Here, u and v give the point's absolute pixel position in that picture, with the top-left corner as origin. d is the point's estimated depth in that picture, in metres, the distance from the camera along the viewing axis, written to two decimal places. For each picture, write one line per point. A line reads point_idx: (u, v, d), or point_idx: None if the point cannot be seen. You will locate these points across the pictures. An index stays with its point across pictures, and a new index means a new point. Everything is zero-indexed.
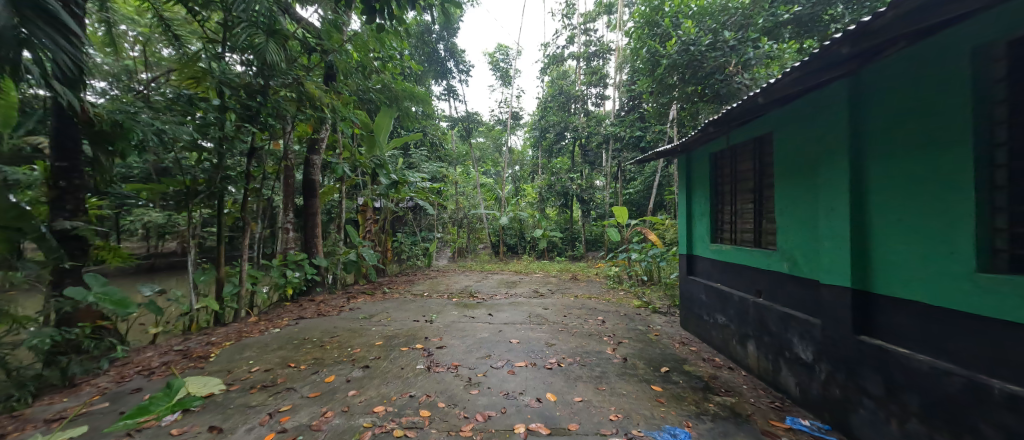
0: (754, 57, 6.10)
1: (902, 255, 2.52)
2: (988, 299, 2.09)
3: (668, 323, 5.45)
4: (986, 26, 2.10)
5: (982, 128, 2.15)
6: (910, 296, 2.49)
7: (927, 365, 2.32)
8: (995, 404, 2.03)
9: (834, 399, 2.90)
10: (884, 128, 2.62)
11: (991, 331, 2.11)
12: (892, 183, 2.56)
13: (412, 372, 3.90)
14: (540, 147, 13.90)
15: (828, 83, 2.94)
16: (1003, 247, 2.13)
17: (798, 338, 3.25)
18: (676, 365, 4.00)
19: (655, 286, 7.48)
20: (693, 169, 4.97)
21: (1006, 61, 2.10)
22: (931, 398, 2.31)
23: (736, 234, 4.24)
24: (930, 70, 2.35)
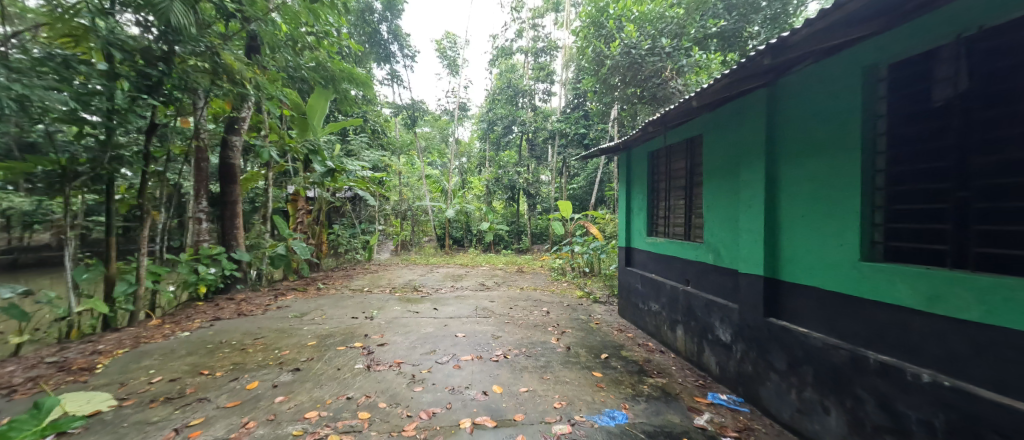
0: (687, 64, 6.61)
1: (807, 247, 2.89)
2: (868, 282, 2.47)
3: (608, 312, 5.75)
4: (873, 49, 2.46)
5: (870, 138, 2.51)
6: (811, 282, 2.86)
7: (821, 341, 2.71)
8: (870, 372, 2.43)
9: (747, 374, 3.29)
10: (795, 134, 2.98)
11: (868, 310, 2.49)
12: (801, 183, 2.93)
13: (350, 373, 3.67)
14: (489, 139, 13.88)
15: (752, 91, 3.27)
16: (879, 239, 2.51)
17: (718, 322, 3.62)
18: (615, 351, 4.24)
19: (596, 277, 7.87)
20: (632, 166, 5.29)
21: (888, 81, 2.46)
22: (823, 369, 2.69)
23: (669, 228, 4.58)
24: (832, 84, 2.70)
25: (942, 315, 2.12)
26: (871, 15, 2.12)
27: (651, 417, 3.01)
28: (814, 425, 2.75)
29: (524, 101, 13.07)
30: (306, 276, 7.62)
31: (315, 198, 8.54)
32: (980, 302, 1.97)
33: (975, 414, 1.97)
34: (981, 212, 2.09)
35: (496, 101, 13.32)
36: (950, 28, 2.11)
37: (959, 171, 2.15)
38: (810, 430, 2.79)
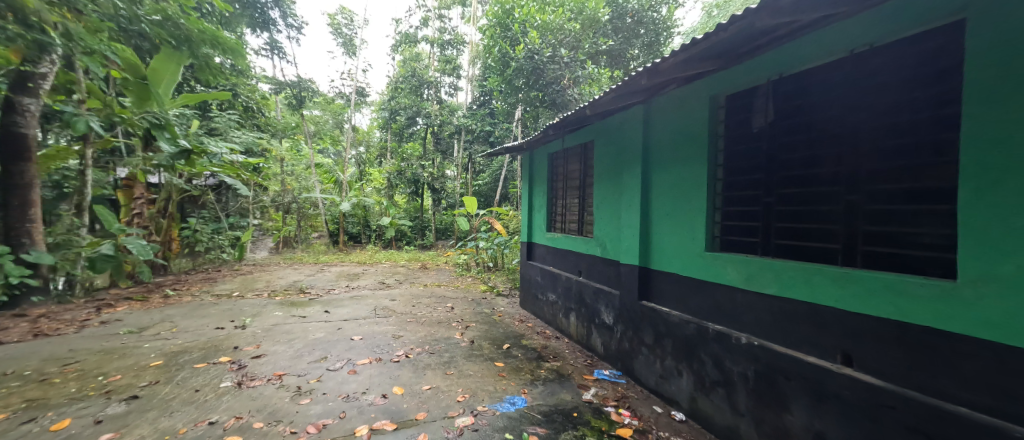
0: (582, 75, 7.28)
1: (668, 241, 3.28)
2: (708, 270, 2.87)
3: (510, 305, 6.01)
4: (717, 81, 2.84)
5: (713, 153, 2.90)
6: (670, 270, 3.25)
7: (675, 317, 3.11)
8: (705, 339, 2.81)
9: (625, 350, 3.69)
10: (663, 146, 3.35)
11: (709, 291, 2.88)
12: (665, 188, 3.30)
13: (212, 393, 3.08)
14: (389, 129, 12.84)
15: (634, 105, 3.60)
16: (719, 233, 2.91)
17: (603, 307, 4.03)
18: (516, 340, 4.47)
19: (500, 271, 8.16)
20: (534, 165, 5.63)
21: (725, 108, 2.85)
22: (677, 340, 3.08)
23: (565, 224, 4.99)
24: (688, 106, 3.08)
25: (755, 292, 2.54)
26: (714, 54, 2.48)
27: (547, 398, 3.20)
28: (671, 386, 3.11)
29: (429, 93, 12.41)
30: (148, 282, 6.17)
31: (162, 185, 6.98)
32: (778, 282, 2.39)
33: (770, 363, 2.37)
34: (780, 215, 2.52)
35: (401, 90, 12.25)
36: (767, 70, 2.52)
37: (767, 181, 2.59)
38: (670, 392, 3.15)
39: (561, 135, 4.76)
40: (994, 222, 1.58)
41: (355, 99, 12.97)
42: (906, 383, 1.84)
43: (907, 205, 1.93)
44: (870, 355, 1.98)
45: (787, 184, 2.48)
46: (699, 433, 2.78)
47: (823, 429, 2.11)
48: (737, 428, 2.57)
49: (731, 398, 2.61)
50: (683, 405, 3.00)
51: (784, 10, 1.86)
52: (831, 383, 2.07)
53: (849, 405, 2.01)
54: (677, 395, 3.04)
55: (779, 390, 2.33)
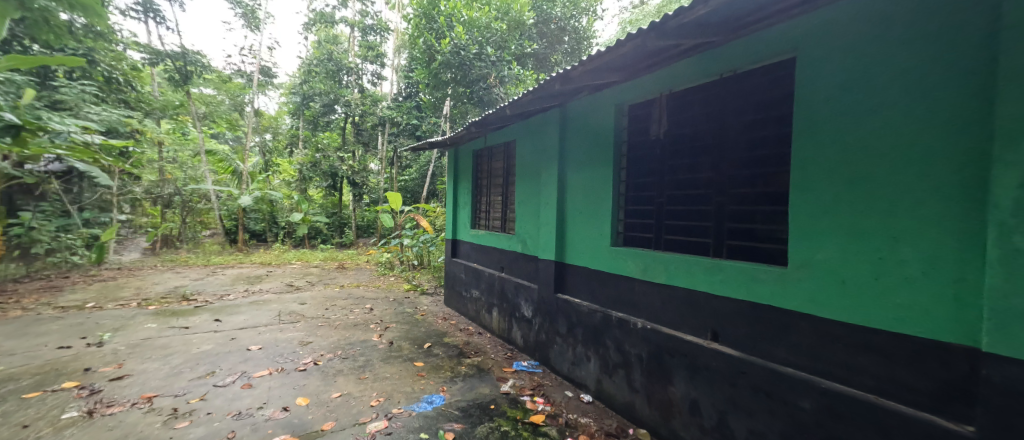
0: (507, 75, 7.37)
1: (577, 236, 3.38)
2: (611, 264, 3.00)
3: (434, 303, 5.91)
4: (621, 90, 2.97)
5: (617, 157, 3.01)
6: (580, 263, 3.35)
7: (585, 307, 3.24)
8: (609, 325, 2.96)
9: (542, 341, 3.78)
10: (574, 149, 3.44)
11: (613, 283, 3.01)
12: (576, 189, 3.39)
13: (49, 428, 2.50)
14: (301, 116, 11.77)
15: (551, 109, 3.67)
16: (621, 230, 3.03)
17: (523, 301, 4.10)
18: (438, 339, 4.41)
19: (425, 269, 8.00)
20: (459, 161, 5.63)
21: (629, 117, 2.99)
22: (586, 328, 3.21)
23: (489, 221, 5.04)
24: (597, 113, 3.18)
25: (649, 281, 2.69)
26: (617, 67, 2.60)
27: (466, 393, 3.20)
28: (581, 372, 3.26)
29: (348, 80, 11.61)
30: None
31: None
32: (667, 273, 2.55)
33: (659, 344, 2.56)
34: (670, 213, 2.72)
35: (317, 76, 11.30)
36: (662, 85, 2.66)
37: (660, 184, 2.77)
38: (581, 377, 3.31)
39: (485, 134, 4.78)
40: (816, 220, 1.84)
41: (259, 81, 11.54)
42: (755, 351, 2.07)
43: (768, 207, 2.17)
44: (732, 333, 2.19)
45: (675, 187, 2.69)
46: (603, 411, 2.95)
47: (696, 397, 2.31)
48: (634, 405, 2.75)
49: (629, 377, 2.78)
50: (591, 389, 3.16)
51: (671, 33, 2.01)
52: (702, 355, 2.28)
53: (715, 374, 2.22)
54: (586, 379, 3.20)
55: (665, 366, 2.51)
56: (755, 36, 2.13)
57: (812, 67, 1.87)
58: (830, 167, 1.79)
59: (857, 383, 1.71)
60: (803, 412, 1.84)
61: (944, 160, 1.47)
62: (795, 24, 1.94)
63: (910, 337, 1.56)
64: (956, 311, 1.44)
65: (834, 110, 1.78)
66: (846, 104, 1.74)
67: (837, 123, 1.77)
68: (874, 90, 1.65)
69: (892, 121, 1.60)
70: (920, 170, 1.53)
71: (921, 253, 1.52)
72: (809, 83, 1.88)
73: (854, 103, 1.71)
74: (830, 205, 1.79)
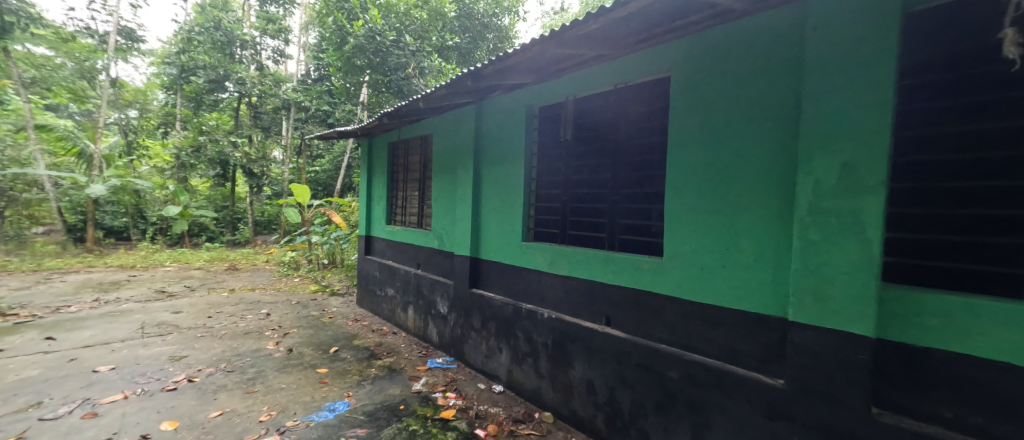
0: (427, 67, 7.17)
1: (490, 231, 3.36)
2: (521, 260, 3.01)
3: (344, 304, 5.53)
4: (531, 91, 2.95)
5: (528, 156, 3.00)
6: (494, 259, 3.32)
7: (496, 300, 3.22)
8: (519, 317, 2.99)
9: (457, 337, 3.71)
10: (489, 145, 3.36)
11: (523, 277, 3.03)
12: (490, 186, 3.34)
13: None
14: (180, 91, 10.22)
15: (465, 104, 3.58)
16: (533, 226, 3.04)
17: (439, 297, 3.98)
18: (346, 342, 4.13)
19: (336, 268, 7.49)
20: (375, 152, 5.33)
21: (539, 118, 2.98)
22: (497, 321, 3.21)
23: (406, 217, 4.84)
24: (510, 111, 3.13)
25: (555, 275, 2.74)
26: (525, 68, 2.59)
27: (374, 396, 3.03)
28: (494, 363, 3.26)
29: (243, 55, 10.31)
30: None
31: None
32: (570, 267, 2.62)
33: (561, 331, 2.64)
34: (575, 210, 2.74)
35: (201, 47, 9.79)
36: (568, 90, 2.67)
37: (565, 182, 2.79)
38: (493, 368, 3.32)
39: (400, 125, 4.57)
40: (685, 212, 2.01)
41: (117, 45, 9.57)
42: (638, 332, 2.22)
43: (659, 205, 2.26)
44: (621, 319, 2.32)
45: (579, 186, 2.72)
46: (512, 400, 3.00)
47: (591, 377, 2.43)
48: (540, 390, 2.82)
49: (536, 364, 2.84)
50: (503, 379, 3.19)
51: (569, 41, 2.06)
52: (597, 339, 2.40)
53: (606, 355, 2.34)
54: (498, 370, 3.21)
55: (566, 351, 2.61)
56: (643, 52, 2.21)
57: (685, 80, 2.00)
58: (690, 164, 1.98)
59: (711, 353, 1.91)
60: (670, 381, 2.02)
61: (768, 161, 1.70)
62: (675, 44, 2.05)
63: (746, 312, 1.79)
64: (775, 290, 1.68)
65: (695, 116, 1.96)
66: (703, 110, 1.92)
67: (696, 127, 1.95)
68: (725, 101, 1.84)
69: (735, 127, 1.80)
70: (751, 169, 1.75)
71: (755, 242, 1.75)
72: (680, 92, 2.02)
73: (709, 111, 1.90)
74: (690, 199, 1.98)
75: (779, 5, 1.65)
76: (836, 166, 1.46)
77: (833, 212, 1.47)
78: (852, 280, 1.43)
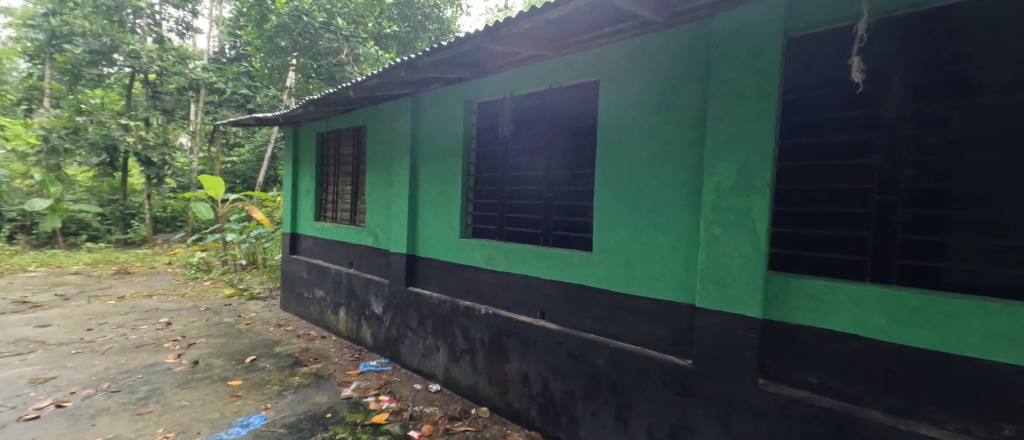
0: (363, 54, 6.92)
1: (426, 227, 3.29)
2: (459, 256, 2.98)
3: (265, 309, 5.09)
4: (468, 86, 2.90)
5: (466, 151, 2.98)
6: (432, 255, 3.25)
7: (434, 298, 3.16)
8: (457, 314, 2.96)
9: (393, 338, 3.58)
10: (426, 139, 3.27)
11: (460, 273, 3.00)
12: (428, 181, 3.26)
13: None
14: (50, 62, 8.62)
15: (400, 96, 3.45)
16: (471, 223, 3.02)
17: (374, 297, 3.81)
18: (266, 350, 3.81)
19: (257, 269, 6.88)
20: (302, 143, 4.96)
21: (477, 113, 2.95)
22: (435, 319, 3.15)
23: (337, 213, 4.57)
24: (447, 105, 3.07)
25: (492, 271, 2.75)
26: (461, 61, 2.55)
27: (297, 406, 2.82)
28: (431, 362, 3.20)
29: (137, 24, 8.94)
30: None
31: None
32: (508, 262, 2.64)
33: (498, 326, 2.66)
34: (511, 207, 2.77)
35: (77, 10, 8.33)
36: (506, 87, 2.68)
37: (503, 179, 2.81)
38: (431, 367, 3.25)
39: (330, 114, 4.30)
40: (612, 209, 2.12)
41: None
42: (570, 324, 2.31)
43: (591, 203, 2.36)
44: (555, 312, 2.39)
45: (515, 183, 2.75)
46: (449, 398, 2.97)
47: (526, 369, 2.49)
48: (477, 385, 2.83)
49: (473, 361, 2.84)
50: (440, 378, 3.14)
51: (501, 38, 2.07)
52: (532, 332, 2.45)
53: (540, 347, 2.41)
54: (435, 369, 3.16)
55: (503, 346, 2.64)
56: (574, 54, 2.29)
57: (611, 84, 2.11)
58: (614, 163, 2.10)
59: (633, 339, 2.04)
60: (597, 367, 2.14)
61: (680, 162, 1.85)
62: (603, 49, 2.15)
63: (665, 302, 1.93)
64: (685, 280, 1.85)
65: (618, 117, 2.08)
66: (626, 112, 2.05)
67: (621, 128, 2.07)
68: (644, 103, 1.97)
69: (653, 129, 1.94)
70: (669, 169, 1.90)
71: (670, 236, 1.90)
72: (606, 95, 2.13)
73: (631, 113, 2.03)
74: (616, 197, 2.09)
75: (692, 19, 1.80)
76: (734, 168, 1.64)
77: (732, 210, 1.66)
78: (749, 268, 1.63)
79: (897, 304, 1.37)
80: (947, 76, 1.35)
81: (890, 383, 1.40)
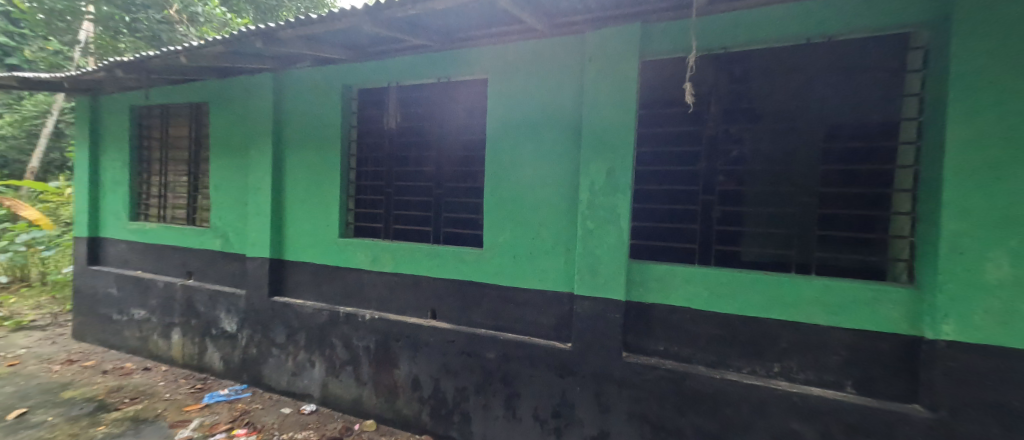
0: (202, 15, 5.94)
1: (295, 228, 2.88)
2: (338, 257, 2.70)
3: (47, 343, 3.83)
4: (345, 70, 2.63)
5: (346, 142, 2.71)
6: (304, 258, 2.85)
7: (307, 308, 2.78)
8: (337, 323, 2.67)
9: (251, 359, 3.03)
10: (294, 125, 2.85)
11: (341, 275, 2.72)
12: (296, 173, 2.86)
13: None
14: None
15: (257, 72, 2.93)
16: (352, 220, 2.77)
17: (223, 312, 3.16)
18: (48, 397, 2.83)
19: (31, 289, 5.15)
20: (107, 120, 3.81)
21: (358, 101, 2.72)
22: (308, 331, 2.78)
23: (166, 211, 3.65)
24: (321, 89, 2.73)
25: (378, 272, 2.58)
26: (337, 40, 2.30)
27: None
28: (304, 381, 2.82)
29: None
30: None
31: None
32: (396, 261, 2.50)
33: (385, 331, 2.50)
34: (398, 203, 2.63)
35: None
36: (389, 75, 2.52)
37: (389, 173, 2.64)
38: (303, 387, 2.86)
39: (152, 85, 3.42)
40: (502, 206, 2.20)
41: None
42: (462, 321, 2.32)
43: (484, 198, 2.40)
44: (446, 310, 2.37)
45: (404, 179, 2.62)
46: (327, 417, 2.66)
47: (417, 373, 2.40)
48: (361, 398, 2.61)
49: (356, 372, 2.61)
50: (315, 397, 2.79)
51: (385, 22, 1.93)
52: (422, 334, 2.38)
53: (431, 348, 2.36)
54: (310, 388, 2.79)
55: (391, 352, 2.49)
56: (462, 50, 2.28)
57: (498, 86, 2.19)
58: (500, 161, 2.19)
59: (522, 330, 2.16)
60: (488, 361, 2.20)
61: (560, 163, 2.04)
62: (490, 50, 2.20)
63: (552, 291, 2.09)
64: (566, 270, 2.05)
65: (505, 118, 2.17)
66: (512, 114, 2.15)
67: (508, 129, 2.17)
68: (528, 106, 2.11)
69: (539, 132, 2.09)
70: (552, 170, 2.06)
71: (553, 230, 2.07)
72: (494, 96, 2.21)
73: (516, 115, 2.14)
74: (506, 194, 2.18)
75: (570, 31, 1.99)
76: (604, 171, 1.89)
77: (602, 207, 1.90)
78: (615, 256, 1.89)
79: (717, 281, 1.77)
80: (746, 108, 1.84)
81: (714, 343, 1.80)
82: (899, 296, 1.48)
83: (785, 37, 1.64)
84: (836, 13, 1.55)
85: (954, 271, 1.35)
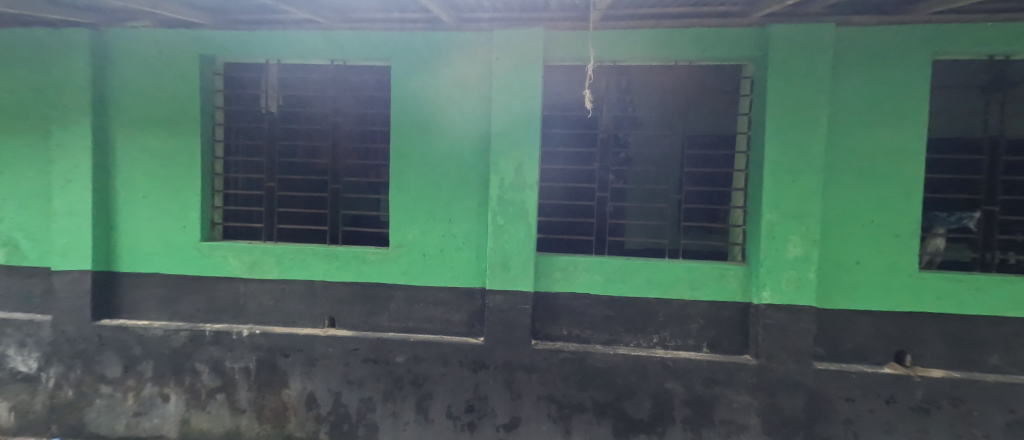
0: None
1: (130, 231, 2.27)
2: (199, 265, 2.22)
3: None
4: (201, 38, 2.15)
5: (209, 125, 2.25)
6: (148, 269, 2.27)
7: (154, 330, 2.23)
8: (201, 344, 2.20)
9: (65, 404, 2.30)
10: (125, 100, 2.23)
11: (205, 287, 2.25)
12: (131, 162, 2.24)
13: None
14: None
15: (59, 26, 2.19)
16: (219, 220, 2.32)
17: (11, 347, 2.32)
18: None
19: None
20: None
21: (224, 78, 2.29)
22: (157, 358, 2.23)
23: None
24: (166, 58, 2.18)
25: (257, 279, 2.20)
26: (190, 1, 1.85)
27: None
28: (154, 420, 2.26)
29: None
30: None
31: None
32: (280, 266, 2.17)
33: (269, 347, 2.16)
34: (283, 199, 2.30)
35: None
36: (264, 50, 2.15)
37: (268, 164, 2.27)
38: (151, 429, 2.28)
39: None
40: (409, 204, 2.09)
41: None
42: (365, 325, 2.14)
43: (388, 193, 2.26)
44: (346, 316, 2.16)
45: (289, 171, 2.30)
46: None
47: (312, 389, 2.14)
48: (238, 429, 2.21)
49: (232, 398, 2.20)
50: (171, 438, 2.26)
51: None
52: (316, 345, 2.12)
53: (328, 360, 2.12)
54: (163, 428, 2.25)
55: (277, 369, 2.16)
56: (358, 32, 2.08)
57: (400, 75, 2.06)
58: (404, 158, 2.08)
59: (432, 329, 2.11)
60: (396, 365, 2.08)
61: (470, 159, 2.03)
62: (389, 35, 2.06)
63: (465, 287, 2.08)
64: (477, 266, 2.06)
65: (408, 111, 2.07)
66: (417, 107, 2.06)
67: (414, 123, 2.07)
68: (434, 100, 2.04)
69: (447, 126, 2.04)
70: (461, 166, 2.04)
71: (465, 227, 2.05)
72: (394, 86, 2.08)
73: (422, 109, 2.05)
74: (413, 191, 2.08)
75: (478, 27, 1.98)
76: (514, 167, 1.95)
77: (512, 203, 1.96)
78: (525, 251, 1.97)
79: (613, 270, 1.98)
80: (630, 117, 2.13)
81: (610, 324, 2.02)
82: (738, 272, 1.89)
83: (661, 56, 1.90)
84: (700, 41, 1.85)
85: (771, 253, 1.78)
